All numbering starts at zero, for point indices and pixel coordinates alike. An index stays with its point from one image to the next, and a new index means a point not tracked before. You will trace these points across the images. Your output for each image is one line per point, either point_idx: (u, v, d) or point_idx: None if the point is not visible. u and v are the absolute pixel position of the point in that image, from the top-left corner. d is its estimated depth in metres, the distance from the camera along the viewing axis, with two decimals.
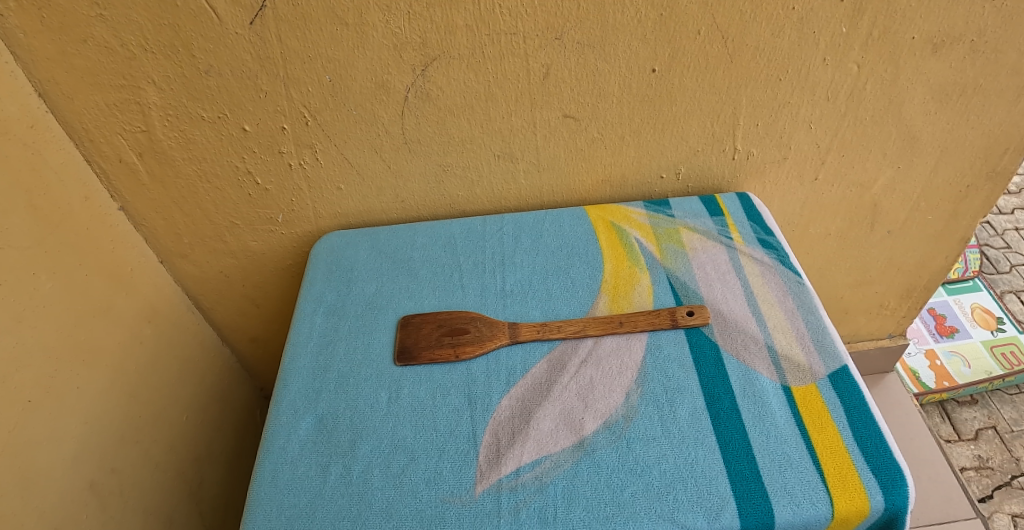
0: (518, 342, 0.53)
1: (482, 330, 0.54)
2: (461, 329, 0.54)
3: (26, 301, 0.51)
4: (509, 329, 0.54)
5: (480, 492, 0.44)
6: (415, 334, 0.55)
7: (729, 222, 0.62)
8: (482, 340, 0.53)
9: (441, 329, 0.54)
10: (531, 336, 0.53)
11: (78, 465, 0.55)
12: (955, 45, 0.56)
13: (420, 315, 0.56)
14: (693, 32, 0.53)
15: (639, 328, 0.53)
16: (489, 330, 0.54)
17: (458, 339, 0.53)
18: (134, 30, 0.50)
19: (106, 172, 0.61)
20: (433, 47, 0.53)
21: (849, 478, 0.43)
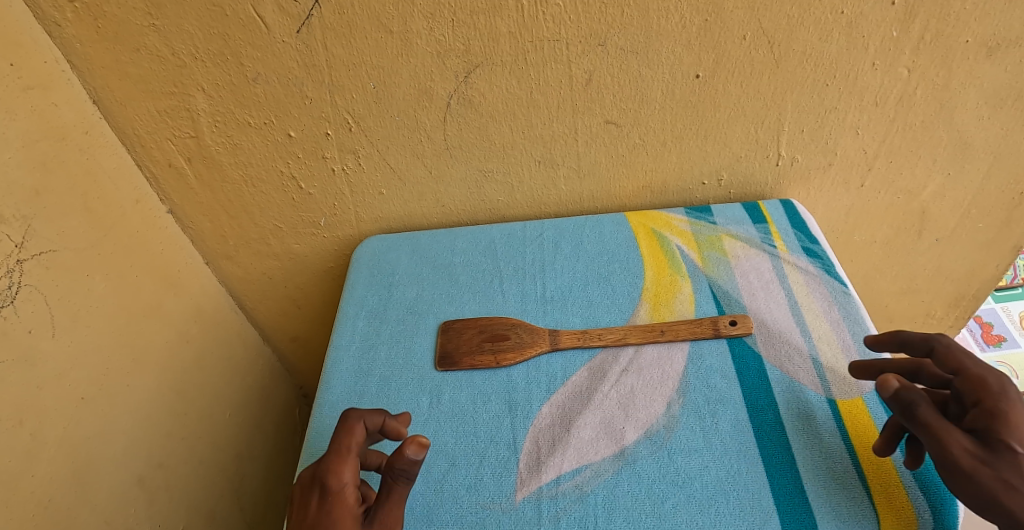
0: (559, 349, 0.53)
1: (523, 336, 0.54)
2: (502, 335, 0.54)
3: (82, 301, 0.53)
4: (549, 336, 0.54)
5: (520, 499, 0.44)
6: (456, 340, 0.55)
7: (773, 230, 0.61)
8: (523, 347, 0.53)
9: (482, 335, 0.55)
10: (572, 343, 0.53)
11: (127, 461, 0.57)
12: (1011, 48, 0.54)
13: (461, 320, 0.57)
14: (739, 38, 0.53)
15: (681, 336, 0.52)
16: (530, 337, 0.54)
17: (498, 346, 0.53)
18: (185, 39, 0.52)
19: (156, 176, 0.63)
20: (477, 54, 0.53)
21: (897, 495, 0.42)
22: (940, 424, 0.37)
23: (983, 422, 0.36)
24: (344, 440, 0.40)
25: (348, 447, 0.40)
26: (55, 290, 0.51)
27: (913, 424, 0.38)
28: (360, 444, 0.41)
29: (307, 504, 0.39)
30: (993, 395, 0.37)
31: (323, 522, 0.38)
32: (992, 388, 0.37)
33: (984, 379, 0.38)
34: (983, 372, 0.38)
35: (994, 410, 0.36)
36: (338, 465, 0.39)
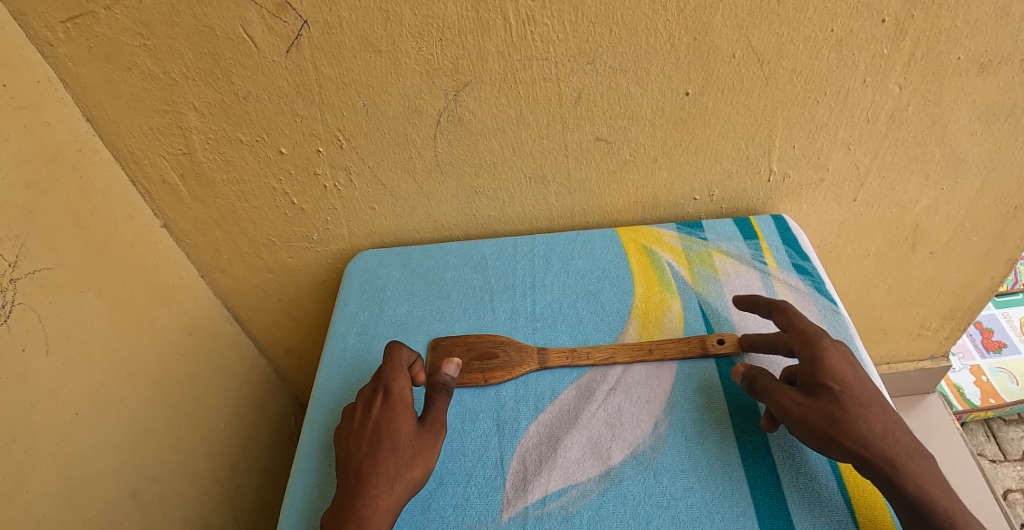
0: (547, 368, 0.54)
1: (511, 354, 0.54)
2: (490, 354, 0.54)
3: (74, 318, 0.54)
4: (537, 355, 0.54)
5: (506, 519, 0.44)
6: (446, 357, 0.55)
7: (764, 246, 0.61)
8: (511, 366, 0.53)
9: (471, 353, 0.55)
10: (560, 362, 0.53)
11: (121, 475, 0.57)
12: (1003, 65, 0.54)
13: (450, 338, 0.57)
14: (728, 56, 0.53)
15: (668, 355, 0.53)
16: (518, 355, 0.54)
17: (486, 364, 0.53)
18: (176, 59, 0.52)
19: (150, 192, 0.63)
20: (466, 72, 0.53)
21: (881, 518, 0.42)
22: (805, 412, 0.42)
23: (835, 405, 0.42)
24: (396, 358, 0.49)
25: (401, 362, 0.49)
26: (48, 308, 0.51)
27: (784, 418, 0.43)
28: (407, 364, 0.50)
29: (371, 406, 0.47)
30: (832, 378, 0.43)
31: (387, 421, 0.46)
32: (832, 371, 0.43)
33: (825, 365, 0.43)
34: (824, 356, 0.44)
35: (837, 392, 0.42)
36: (396, 374, 0.48)
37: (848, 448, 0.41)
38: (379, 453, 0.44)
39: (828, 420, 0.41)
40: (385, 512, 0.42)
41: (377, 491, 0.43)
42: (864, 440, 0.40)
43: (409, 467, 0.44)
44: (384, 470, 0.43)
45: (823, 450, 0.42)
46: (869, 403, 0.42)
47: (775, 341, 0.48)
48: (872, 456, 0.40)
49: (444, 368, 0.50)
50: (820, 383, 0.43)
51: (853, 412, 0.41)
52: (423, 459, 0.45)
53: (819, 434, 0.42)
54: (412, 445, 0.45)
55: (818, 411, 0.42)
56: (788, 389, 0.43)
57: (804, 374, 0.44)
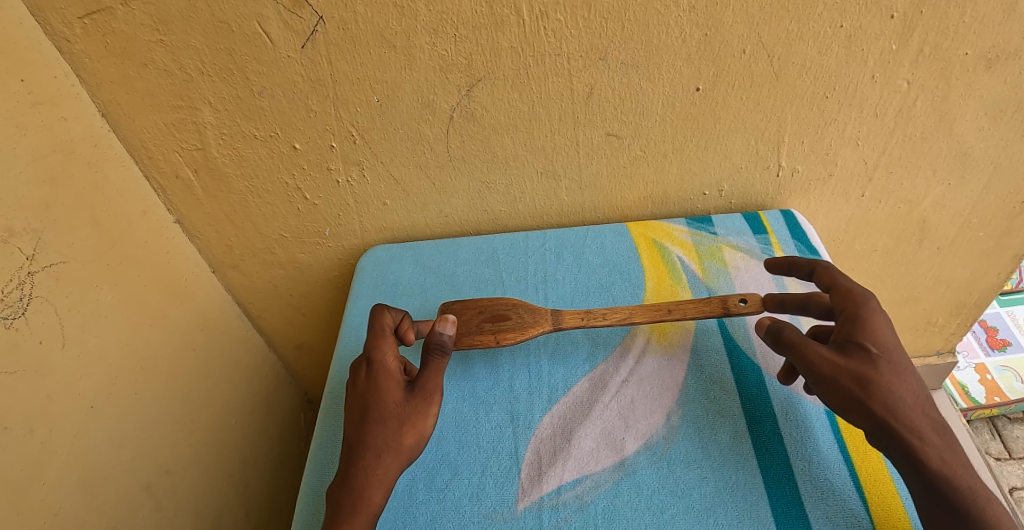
0: (560, 328, 0.53)
1: (524, 316, 0.54)
2: (502, 316, 0.54)
3: (90, 312, 0.54)
4: (551, 316, 0.54)
5: (521, 509, 0.45)
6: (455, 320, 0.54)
7: (773, 241, 0.62)
8: (524, 327, 0.53)
9: (482, 315, 0.54)
10: (574, 322, 0.53)
11: (135, 469, 0.57)
12: (1010, 61, 0.54)
13: (460, 301, 0.56)
14: (739, 51, 0.53)
15: (688, 315, 0.52)
16: (531, 317, 0.54)
17: (498, 325, 0.53)
18: (192, 55, 0.53)
19: (163, 187, 0.64)
20: (479, 68, 0.54)
21: (893, 506, 0.42)
22: (833, 371, 0.42)
23: (868, 366, 0.41)
24: (377, 325, 0.48)
25: (383, 329, 0.48)
26: (65, 301, 0.52)
27: (810, 374, 0.43)
28: (390, 328, 0.49)
29: (357, 379, 0.46)
30: (871, 341, 0.42)
31: (371, 392, 0.45)
32: (872, 334, 0.43)
33: (867, 326, 0.43)
34: (868, 319, 0.43)
35: (874, 354, 0.42)
36: (378, 341, 0.47)
37: (873, 411, 0.40)
38: (366, 426, 0.44)
39: (857, 381, 0.41)
40: (377, 482, 0.43)
41: (367, 463, 0.43)
42: (891, 406, 0.40)
43: (399, 436, 0.43)
44: (372, 440, 0.43)
45: (845, 413, 0.42)
46: (903, 371, 0.41)
47: (809, 302, 0.49)
48: (897, 425, 0.40)
49: (437, 327, 0.44)
50: (857, 345, 0.42)
51: (885, 378, 0.41)
52: (413, 426, 0.44)
53: (844, 393, 0.41)
54: (401, 413, 0.44)
55: (849, 371, 0.41)
56: (819, 345, 0.43)
57: (840, 334, 0.44)
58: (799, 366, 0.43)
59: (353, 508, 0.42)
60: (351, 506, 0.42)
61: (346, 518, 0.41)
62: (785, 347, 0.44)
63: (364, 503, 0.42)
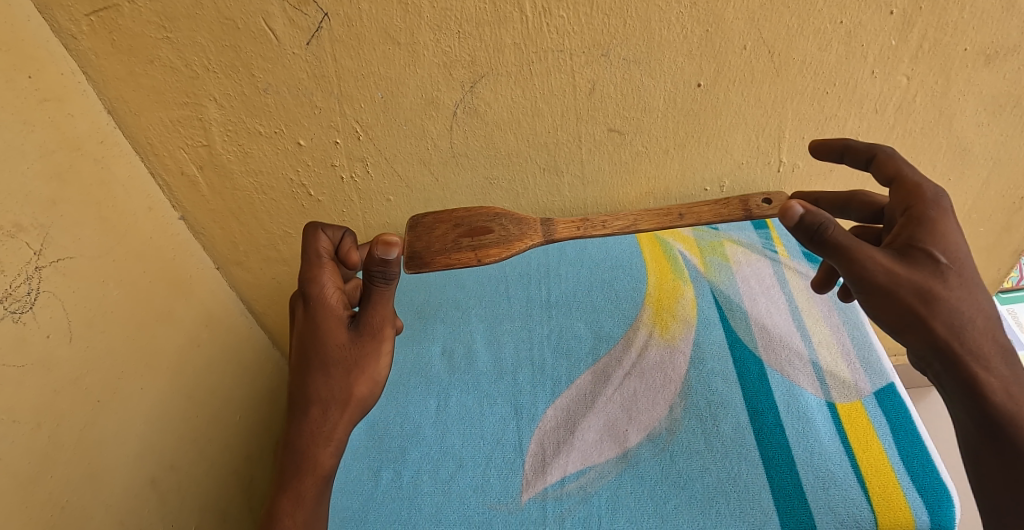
0: (553, 241, 0.49)
1: (509, 228, 0.49)
2: (484, 229, 0.49)
3: (96, 307, 0.55)
4: (542, 227, 0.49)
5: (526, 500, 0.45)
6: (426, 237, 0.48)
7: (774, 236, 0.62)
8: (510, 240, 0.48)
9: (460, 229, 0.49)
10: (569, 233, 0.48)
11: (140, 463, 0.58)
12: (1009, 56, 0.55)
13: (430, 215, 0.49)
14: (740, 47, 0.54)
15: (703, 219, 0.46)
16: (518, 229, 0.49)
17: (479, 241, 0.48)
18: (198, 51, 0.53)
19: (168, 184, 0.64)
20: (483, 64, 0.54)
21: (894, 496, 0.42)
22: (892, 283, 0.36)
23: (937, 281, 0.36)
24: (312, 251, 0.43)
25: (320, 256, 0.43)
26: (72, 297, 0.52)
27: (858, 283, 0.37)
28: (329, 252, 0.44)
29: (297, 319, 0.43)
30: (941, 249, 0.37)
31: (313, 335, 0.42)
32: (943, 240, 0.37)
33: (938, 233, 0.37)
34: (937, 223, 0.37)
35: (943, 266, 0.36)
36: (316, 271, 0.43)
37: (934, 331, 0.37)
38: (310, 374, 0.42)
39: (919, 296, 0.36)
40: (323, 438, 0.42)
41: (313, 417, 0.41)
42: (955, 327, 0.37)
43: (346, 384, 0.42)
44: (316, 392, 0.41)
45: (895, 328, 0.38)
46: (969, 283, 0.37)
47: (841, 216, 0.46)
48: (960, 349, 0.37)
49: (376, 253, 0.38)
50: (922, 252, 0.37)
51: (951, 292, 0.36)
52: (361, 372, 0.42)
53: (899, 307, 0.37)
54: (345, 357, 0.42)
55: (911, 284, 0.36)
56: (878, 252, 0.37)
57: (902, 237, 0.38)
58: (848, 272, 0.37)
59: (301, 469, 0.41)
60: (299, 463, 0.41)
61: (297, 476, 0.41)
62: (835, 251, 0.36)
63: (312, 462, 0.41)
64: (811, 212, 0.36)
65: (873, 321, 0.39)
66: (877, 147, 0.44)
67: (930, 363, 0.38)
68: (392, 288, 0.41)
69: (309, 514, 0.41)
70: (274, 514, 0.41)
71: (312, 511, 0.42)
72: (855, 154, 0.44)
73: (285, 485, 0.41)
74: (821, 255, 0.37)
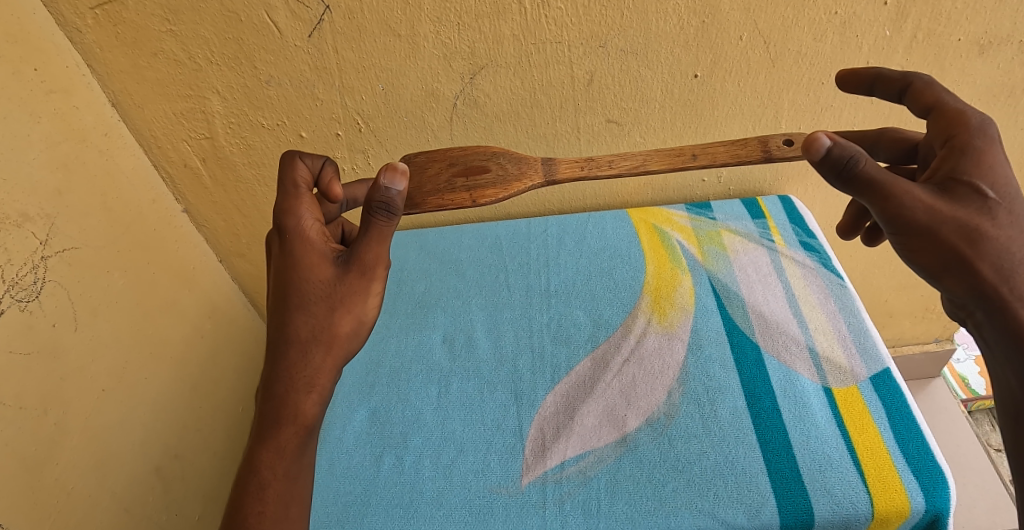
0: (555, 182, 0.44)
1: (508, 167, 0.44)
2: (480, 168, 0.44)
3: (102, 297, 0.56)
4: (542, 167, 0.44)
5: (526, 484, 0.46)
6: (419, 177, 0.43)
7: (771, 225, 0.63)
8: (507, 180, 0.44)
9: (454, 169, 0.44)
10: (570, 173, 0.43)
11: (145, 451, 0.58)
12: (1002, 46, 0.55)
13: (425, 153, 0.44)
14: (736, 38, 0.54)
15: (718, 160, 0.41)
16: (516, 168, 0.44)
17: (474, 181, 0.43)
18: (201, 44, 0.54)
19: (171, 176, 0.65)
20: (482, 56, 0.55)
21: (889, 478, 0.43)
22: (931, 221, 0.33)
23: (985, 218, 0.33)
24: (289, 181, 0.40)
25: (297, 187, 0.40)
26: (77, 286, 0.53)
27: (892, 222, 0.33)
28: (307, 183, 0.41)
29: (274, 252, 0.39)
30: (987, 183, 0.33)
31: (293, 268, 0.37)
32: (991, 171, 0.33)
33: (984, 164, 0.33)
34: (985, 152, 0.33)
35: (990, 200, 0.33)
36: (294, 202, 0.39)
37: (981, 275, 0.33)
38: (289, 309, 0.37)
39: (963, 235, 0.33)
40: (305, 384, 0.37)
41: (292, 361, 0.37)
42: (1004, 270, 0.33)
43: (330, 321, 0.37)
44: (295, 331, 0.37)
45: (935, 272, 0.34)
46: (1020, 220, 0.33)
47: None
48: (1009, 296, 0.33)
49: (381, 181, 0.35)
50: (968, 186, 0.33)
51: (1000, 229, 0.33)
52: (347, 310, 0.37)
53: (938, 247, 0.33)
54: (329, 294, 0.37)
55: (954, 222, 0.32)
56: (917, 187, 0.33)
57: (943, 170, 0.34)
58: (880, 210, 0.33)
59: (280, 418, 0.37)
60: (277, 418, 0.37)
61: (272, 430, 0.37)
62: (864, 186, 0.33)
63: (291, 411, 0.37)
64: (840, 144, 0.32)
65: (908, 264, 0.36)
66: (914, 74, 0.39)
67: (972, 310, 0.35)
68: (393, 226, 0.37)
69: (291, 468, 0.37)
70: (254, 467, 0.37)
71: (295, 463, 0.37)
72: (887, 84, 0.39)
73: (262, 438, 0.37)
74: (847, 192, 0.34)
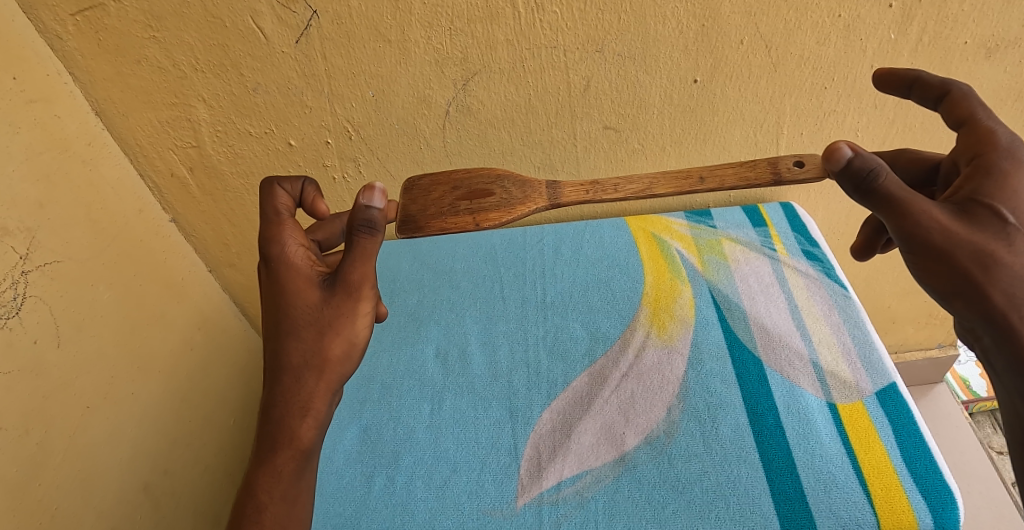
0: (559, 206, 0.42)
1: (511, 190, 0.42)
2: (484, 191, 0.42)
3: (86, 312, 0.54)
4: (547, 190, 0.42)
5: (521, 505, 0.44)
6: (422, 199, 0.41)
7: (773, 234, 0.61)
8: (510, 205, 0.42)
9: (458, 192, 0.42)
10: (577, 197, 0.41)
11: (133, 468, 0.57)
12: (1011, 49, 0.54)
13: (430, 176, 0.43)
14: (736, 42, 0.53)
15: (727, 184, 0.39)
16: (520, 192, 0.42)
17: (478, 204, 0.42)
18: (185, 51, 0.52)
19: (158, 185, 0.64)
20: (475, 61, 0.53)
21: (897, 498, 0.42)
22: (947, 243, 0.31)
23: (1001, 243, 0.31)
24: (271, 210, 0.38)
25: (278, 214, 0.38)
26: (60, 301, 0.51)
27: (907, 241, 0.32)
28: (289, 208, 0.39)
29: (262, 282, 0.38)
30: (1008, 207, 0.31)
31: (280, 295, 0.36)
32: (1015, 196, 0.31)
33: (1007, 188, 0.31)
34: (1009, 175, 0.32)
35: (1010, 225, 0.31)
36: (276, 230, 0.38)
37: (991, 301, 0.31)
38: (280, 339, 0.36)
39: (977, 260, 0.31)
40: (300, 409, 0.35)
41: (286, 387, 0.35)
42: (1015, 297, 0.31)
43: (320, 345, 0.35)
44: (286, 358, 0.35)
45: (947, 294, 0.33)
46: None
47: None
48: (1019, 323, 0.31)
49: (359, 201, 0.35)
50: (987, 209, 0.31)
51: (1015, 257, 0.31)
52: (336, 333, 0.35)
53: (950, 269, 0.32)
54: (317, 318, 0.35)
55: (969, 245, 0.31)
56: (936, 207, 0.31)
57: (965, 190, 0.32)
58: (896, 227, 0.32)
59: (275, 443, 0.35)
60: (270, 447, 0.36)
61: (267, 456, 0.35)
62: (883, 202, 0.32)
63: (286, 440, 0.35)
64: (861, 156, 0.32)
65: (921, 284, 0.35)
66: (954, 82, 0.36)
67: (981, 335, 0.33)
68: (379, 241, 0.36)
69: (288, 492, 0.36)
70: (250, 492, 0.36)
71: (292, 487, 0.36)
72: (925, 89, 0.37)
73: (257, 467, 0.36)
74: (865, 206, 0.33)
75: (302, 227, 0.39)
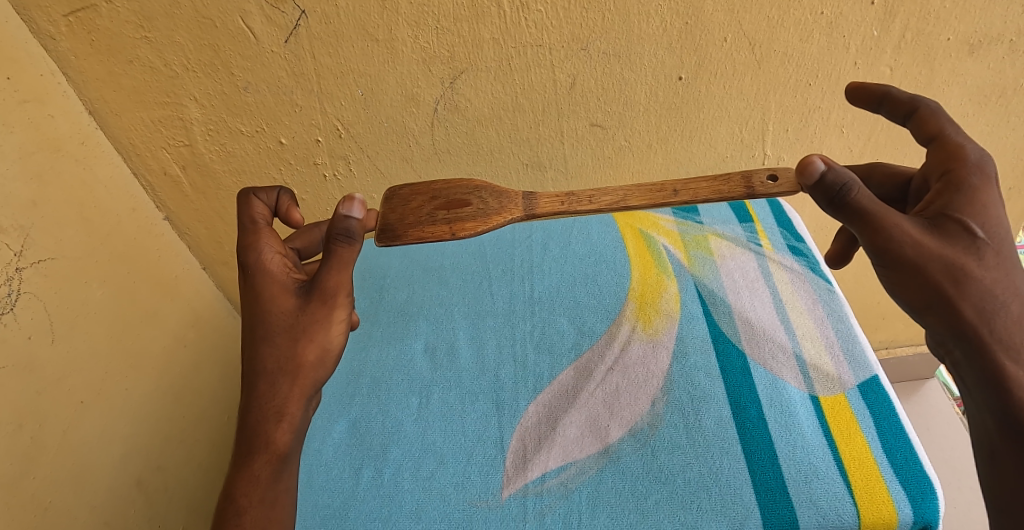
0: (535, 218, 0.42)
1: (488, 201, 0.43)
2: (460, 201, 0.43)
3: (80, 309, 0.55)
4: (523, 201, 0.42)
5: (506, 497, 0.45)
6: (402, 209, 0.42)
7: (759, 229, 0.62)
8: (487, 215, 0.42)
9: (437, 202, 0.43)
10: (549, 208, 0.41)
11: (126, 464, 0.57)
12: (993, 45, 0.54)
13: (410, 186, 0.43)
14: (720, 40, 0.53)
15: (698, 196, 0.38)
16: (497, 203, 0.43)
17: (455, 214, 0.42)
18: (177, 51, 0.53)
19: (152, 184, 0.65)
20: (462, 60, 0.54)
21: (877, 489, 0.42)
22: (919, 257, 0.32)
23: (972, 256, 0.32)
24: (247, 219, 0.40)
25: (255, 222, 0.40)
26: (53, 298, 0.52)
27: (880, 255, 0.33)
28: (266, 217, 0.40)
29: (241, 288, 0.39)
30: (977, 222, 0.32)
31: (258, 301, 0.37)
32: (984, 212, 0.32)
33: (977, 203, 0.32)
34: (980, 191, 0.33)
35: (979, 240, 0.32)
36: (253, 238, 0.39)
37: (963, 315, 0.32)
38: (256, 342, 0.37)
39: (950, 274, 0.32)
40: (275, 413, 0.36)
41: (265, 385, 0.36)
42: (985, 310, 0.32)
43: (294, 351, 0.36)
44: (260, 362, 0.36)
45: (919, 309, 0.34)
46: (1006, 261, 0.33)
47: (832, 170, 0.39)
48: (988, 337, 0.32)
49: (340, 211, 0.36)
50: (959, 224, 0.32)
51: (984, 270, 0.32)
52: (310, 339, 0.36)
53: (924, 284, 0.32)
54: (293, 324, 0.37)
55: (941, 259, 0.32)
56: (906, 221, 0.32)
57: (936, 206, 0.33)
58: (869, 241, 0.32)
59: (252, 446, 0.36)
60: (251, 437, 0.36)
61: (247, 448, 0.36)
62: (855, 215, 0.32)
63: (263, 441, 0.36)
64: (834, 169, 0.32)
65: (893, 299, 0.35)
66: (922, 100, 0.37)
67: (950, 349, 0.34)
68: (356, 252, 0.37)
69: (272, 484, 0.36)
70: (233, 482, 0.36)
71: (274, 476, 0.36)
72: (895, 105, 0.38)
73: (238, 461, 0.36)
74: (837, 219, 0.33)
75: (278, 235, 0.40)
